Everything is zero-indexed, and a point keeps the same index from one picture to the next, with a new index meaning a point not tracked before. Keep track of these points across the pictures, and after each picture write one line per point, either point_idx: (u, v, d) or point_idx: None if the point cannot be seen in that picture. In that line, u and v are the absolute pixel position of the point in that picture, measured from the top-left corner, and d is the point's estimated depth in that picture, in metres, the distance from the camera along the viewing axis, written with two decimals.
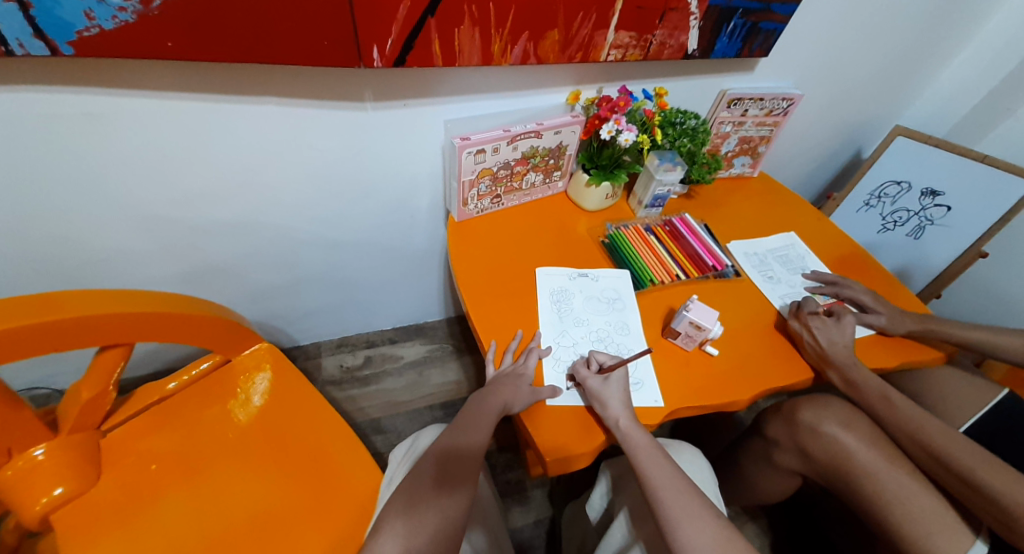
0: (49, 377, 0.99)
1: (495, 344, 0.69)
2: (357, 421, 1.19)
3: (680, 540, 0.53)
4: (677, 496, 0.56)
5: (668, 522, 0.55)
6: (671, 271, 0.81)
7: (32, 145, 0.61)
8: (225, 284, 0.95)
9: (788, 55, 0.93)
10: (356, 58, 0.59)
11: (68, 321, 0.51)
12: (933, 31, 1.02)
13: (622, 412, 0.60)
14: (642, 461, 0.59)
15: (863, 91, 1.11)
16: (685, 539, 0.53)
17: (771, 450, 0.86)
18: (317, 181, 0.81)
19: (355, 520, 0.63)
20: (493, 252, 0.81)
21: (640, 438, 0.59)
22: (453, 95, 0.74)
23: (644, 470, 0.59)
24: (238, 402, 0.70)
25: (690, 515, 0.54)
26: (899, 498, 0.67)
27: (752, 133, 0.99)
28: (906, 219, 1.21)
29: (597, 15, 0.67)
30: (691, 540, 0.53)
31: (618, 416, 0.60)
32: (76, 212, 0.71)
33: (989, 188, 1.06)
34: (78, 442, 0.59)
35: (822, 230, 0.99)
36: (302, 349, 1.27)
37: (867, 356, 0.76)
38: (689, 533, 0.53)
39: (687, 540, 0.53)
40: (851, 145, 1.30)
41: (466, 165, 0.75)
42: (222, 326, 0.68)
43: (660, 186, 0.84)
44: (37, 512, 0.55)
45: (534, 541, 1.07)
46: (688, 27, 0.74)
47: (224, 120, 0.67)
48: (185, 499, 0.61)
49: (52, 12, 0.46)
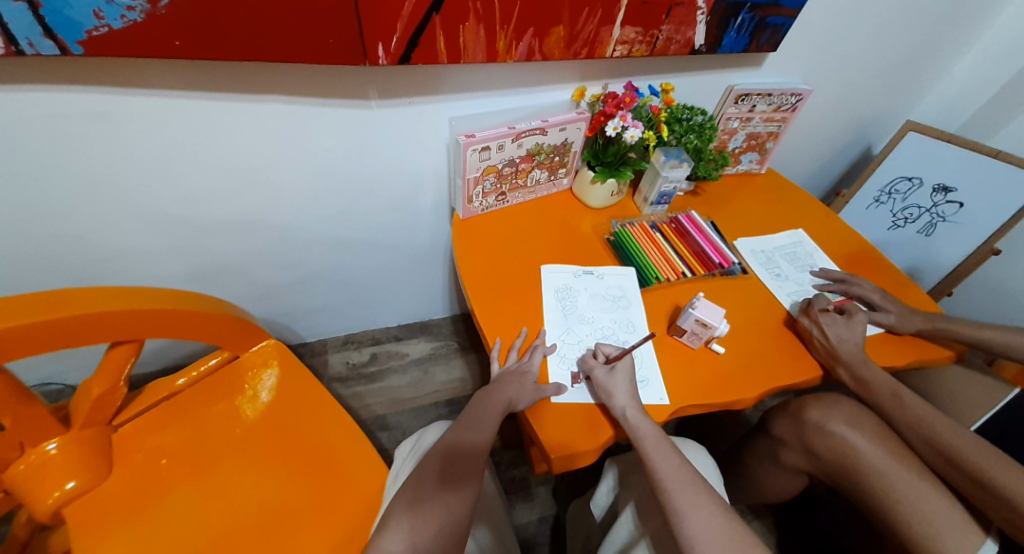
0: (61, 372, 1.01)
1: (499, 342, 0.69)
2: (362, 418, 1.19)
3: (687, 534, 0.53)
4: (683, 489, 0.56)
5: (674, 516, 0.55)
6: (676, 268, 0.81)
7: (43, 145, 0.62)
8: (232, 281, 0.95)
9: (798, 50, 0.92)
10: (362, 56, 0.59)
11: (77, 318, 0.51)
12: (946, 24, 1.01)
13: (627, 403, 0.60)
14: (648, 454, 0.59)
15: (873, 85, 1.09)
16: (690, 530, 0.53)
17: (777, 448, 0.85)
18: (323, 180, 0.81)
19: (360, 516, 0.63)
20: (497, 249, 0.81)
21: (645, 430, 0.59)
22: (458, 92, 0.74)
23: (650, 461, 0.59)
24: (246, 398, 0.71)
25: (695, 506, 0.54)
26: (906, 497, 0.66)
27: (761, 129, 0.98)
28: (916, 216, 1.19)
29: (603, 10, 0.67)
30: (698, 533, 0.52)
31: (625, 407, 0.60)
32: (86, 211, 0.72)
33: (1003, 184, 1.03)
34: (89, 437, 0.60)
35: (831, 227, 0.97)
36: (308, 345, 1.29)
37: (877, 354, 0.75)
38: (694, 525, 0.53)
39: (693, 534, 0.53)
40: (861, 141, 1.28)
41: (471, 162, 0.75)
42: (229, 322, 0.69)
43: (666, 183, 0.83)
44: (49, 506, 0.56)
45: (538, 538, 1.07)
46: (696, 22, 0.73)
47: (231, 119, 0.67)
48: (193, 494, 0.61)
49: (61, 11, 0.47)
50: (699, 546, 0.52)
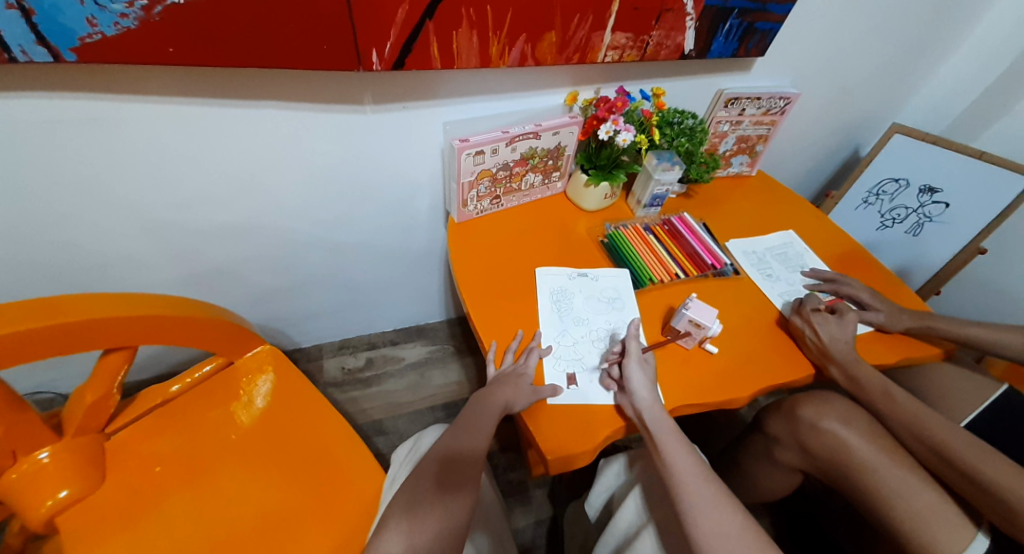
0: (52, 381, 1.00)
1: (495, 344, 0.69)
2: (358, 422, 1.19)
3: (700, 530, 0.53)
4: (699, 486, 0.56)
5: (688, 512, 0.55)
6: (670, 270, 0.82)
7: (35, 152, 0.61)
8: (226, 287, 0.95)
9: (786, 55, 0.94)
10: (355, 62, 0.60)
11: (72, 324, 0.51)
12: (929, 29, 1.03)
13: (648, 397, 0.62)
14: (665, 448, 0.59)
15: (860, 88, 1.11)
16: (705, 525, 0.53)
17: (772, 447, 0.86)
18: (317, 185, 0.82)
19: (357, 520, 0.63)
20: (493, 252, 0.81)
21: (664, 425, 0.60)
22: (452, 96, 0.75)
23: (664, 457, 0.59)
24: (241, 404, 0.71)
25: (711, 504, 0.55)
26: (898, 493, 0.66)
27: (751, 132, 0.99)
28: (905, 216, 1.21)
29: (593, 16, 0.68)
30: (712, 529, 0.53)
31: (644, 401, 0.61)
32: (78, 218, 0.72)
33: (988, 185, 1.05)
34: (82, 445, 0.60)
35: (821, 228, 0.99)
36: (304, 351, 1.28)
37: (867, 352, 0.76)
38: (710, 521, 0.53)
39: (707, 530, 0.53)
40: (849, 143, 1.30)
41: (465, 166, 0.75)
42: (225, 328, 0.69)
43: (659, 185, 0.84)
44: (42, 514, 0.55)
45: (535, 541, 1.07)
46: (685, 27, 0.75)
47: (226, 125, 0.67)
48: (189, 501, 0.61)
49: (55, 19, 0.47)
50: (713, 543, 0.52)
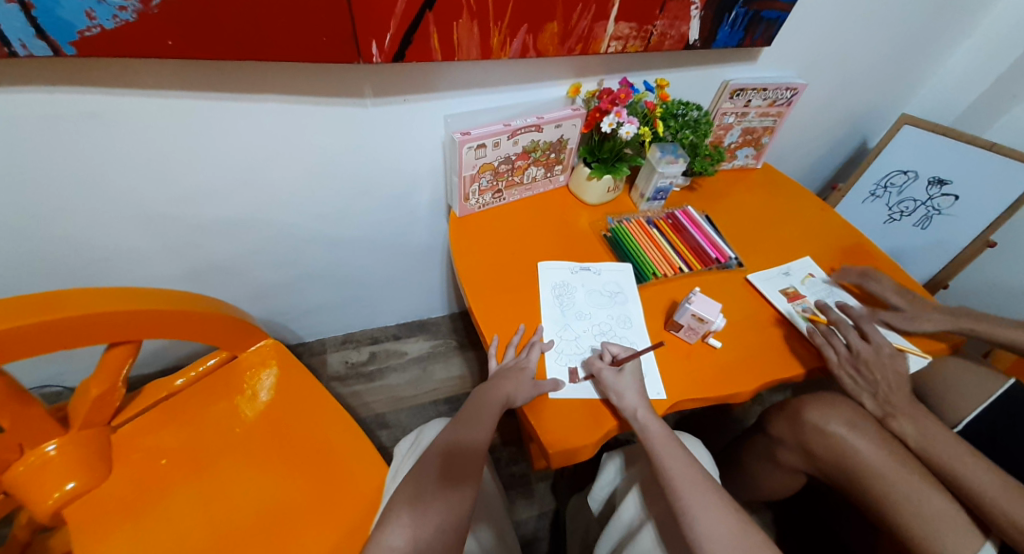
0: (59, 374, 1.01)
1: (497, 338, 0.69)
2: (361, 416, 1.20)
3: (697, 532, 0.53)
4: (694, 487, 0.56)
5: (684, 514, 0.54)
6: (673, 264, 0.81)
7: (34, 146, 0.61)
8: (228, 281, 0.96)
9: (792, 45, 0.92)
10: (355, 54, 0.59)
11: (73, 319, 0.51)
12: (939, 17, 1.01)
13: (639, 402, 0.61)
14: (659, 451, 0.59)
15: (868, 78, 1.09)
16: (701, 529, 0.53)
17: (774, 443, 0.86)
18: (318, 179, 0.81)
19: (360, 513, 0.63)
20: (494, 245, 0.81)
21: (656, 428, 0.60)
22: (454, 88, 0.74)
23: (660, 463, 0.59)
24: (245, 398, 0.71)
25: (706, 507, 0.54)
26: (907, 499, 0.66)
27: (756, 124, 0.98)
28: (912, 209, 1.19)
29: (597, 6, 0.67)
30: (708, 533, 0.52)
31: (636, 407, 0.60)
32: (79, 212, 0.72)
33: (999, 176, 1.04)
34: (88, 438, 0.60)
35: (828, 221, 0.97)
36: (307, 345, 1.29)
37: None
38: (706, 523, 0.53)
39: (704, 533, 0.52)
40: (856, 134, 1.28)
41: (466, 159, 0.75)
42: (227, 323, 0.69)
43: (662, 178, 0.83)
44: (49, 507, 0.56)
45: (537, 534, 1.07)
46: (689, 17, 0.73)
47: (225, 118, 0.67)
48: (193, 494, 0.62)
49: (53, 12, 0.47)
50: (710, 546, 0.51)
